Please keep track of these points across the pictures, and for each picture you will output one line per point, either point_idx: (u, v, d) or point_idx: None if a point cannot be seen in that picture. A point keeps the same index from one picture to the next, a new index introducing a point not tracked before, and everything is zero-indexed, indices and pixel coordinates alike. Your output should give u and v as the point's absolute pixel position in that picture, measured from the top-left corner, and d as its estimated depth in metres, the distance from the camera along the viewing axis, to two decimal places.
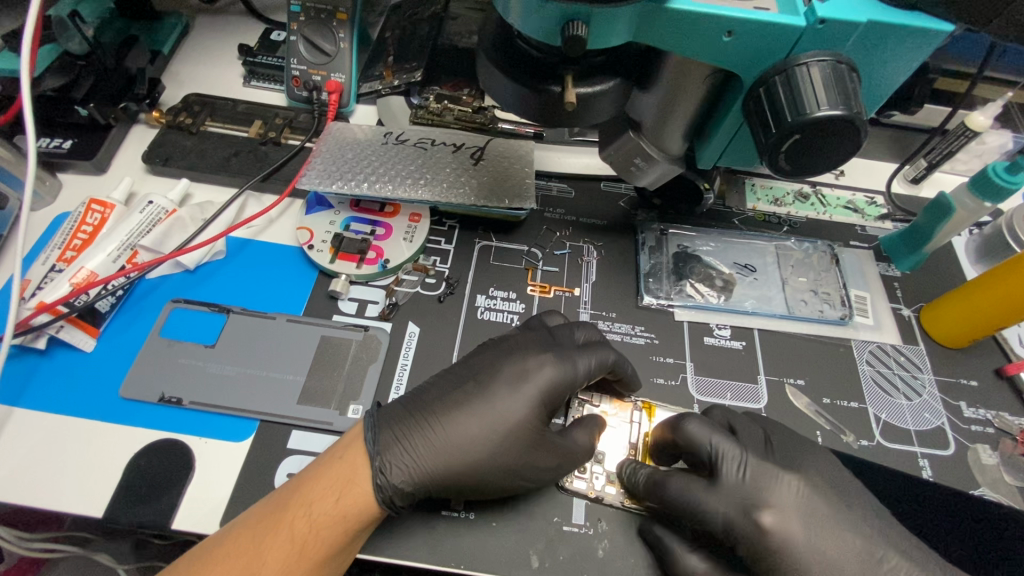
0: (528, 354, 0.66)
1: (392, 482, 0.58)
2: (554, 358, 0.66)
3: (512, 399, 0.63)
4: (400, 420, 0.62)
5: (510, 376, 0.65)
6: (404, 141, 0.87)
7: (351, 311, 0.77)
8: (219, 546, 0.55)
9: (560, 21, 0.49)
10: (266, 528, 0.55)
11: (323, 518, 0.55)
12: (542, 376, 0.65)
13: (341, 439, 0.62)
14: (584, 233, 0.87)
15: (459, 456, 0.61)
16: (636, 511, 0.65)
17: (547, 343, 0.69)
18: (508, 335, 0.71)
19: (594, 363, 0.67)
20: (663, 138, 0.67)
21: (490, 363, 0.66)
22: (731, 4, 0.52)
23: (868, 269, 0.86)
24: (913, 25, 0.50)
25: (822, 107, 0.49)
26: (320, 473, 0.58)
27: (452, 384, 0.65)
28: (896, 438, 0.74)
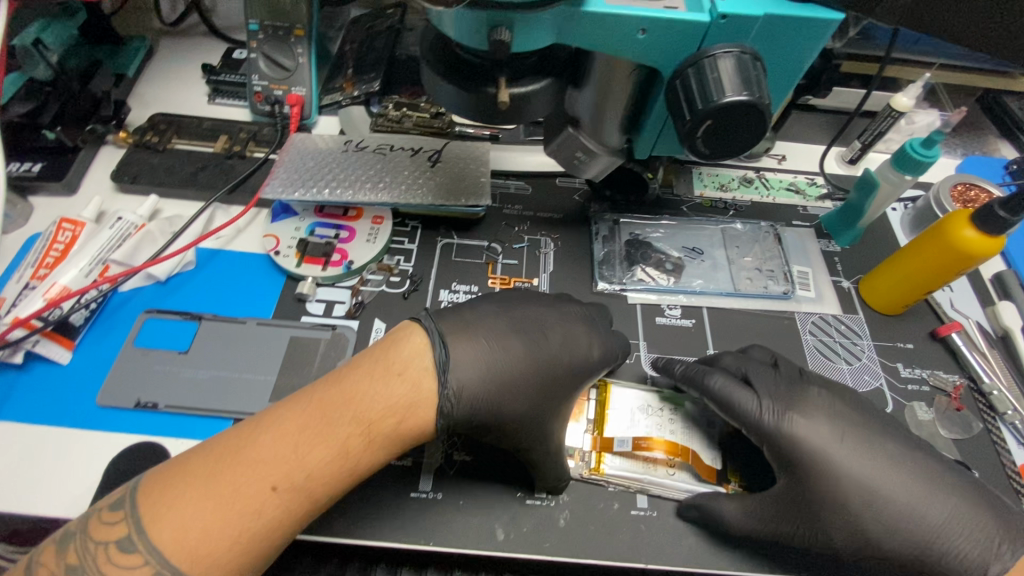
0: (583, 327, 0.71)
1: (456, 408, 0.59)
2: (598, 334, 0.72)
3: (563, 352, 0.67)
4: (472, 341, 0.62)
5: (560, 335, 0.69)
6: (364, 148, 0.91)
7: (318, 312, 0.80)
8: (264, 446, 0.52)
9: (486, 26, 0.53)
10: (315, 439, 0.53)
11: (377, 436, 0.55)
12: (588, 347, 0.69)
13: (396, 351, 0.58)
14: (541, 227, 0.91)
15: (506, 394, 0.62)
16: (597, 482, 0.68)
17: (590, 319, 0.74)
18: (542, 295, 0.74)
19: (623, 347, 0.75)
20: (601, 132, 0.71)
21: (545, 321, 0.69)
22: (643, 5, 0.56)
23: (810, 246, 0.91)
24: (804, 16, 0.56)
25: (728, 94, 0.54)
26: (380, 389, 0.55)
27: (516, 321, 0.67)
28: None
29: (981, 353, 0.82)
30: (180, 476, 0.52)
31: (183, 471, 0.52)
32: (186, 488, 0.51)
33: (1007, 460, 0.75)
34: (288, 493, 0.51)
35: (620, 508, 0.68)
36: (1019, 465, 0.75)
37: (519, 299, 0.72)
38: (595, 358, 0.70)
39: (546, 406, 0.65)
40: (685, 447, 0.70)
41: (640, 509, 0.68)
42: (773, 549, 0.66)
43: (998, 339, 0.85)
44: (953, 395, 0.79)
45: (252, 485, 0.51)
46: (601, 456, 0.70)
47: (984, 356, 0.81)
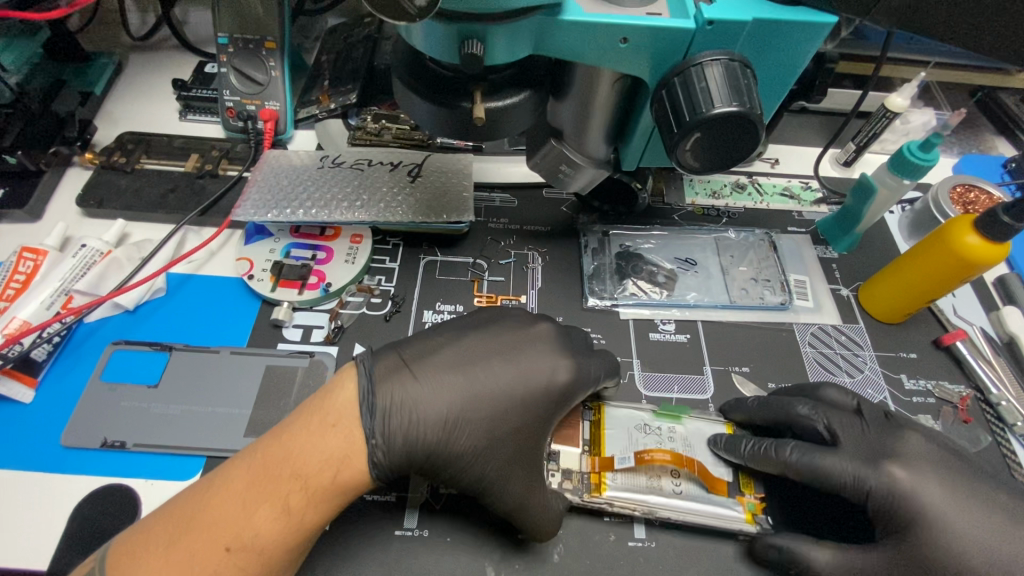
0: (545, 352, 0.65)
1: (389, 456, 0.56)
2: (567, 356, 0.65)
3: (516, 382, 0.62)
4: (405, 381, 0.59)
5: (516, 363, 0.63)
6: (340, 164, 0.87)
7: (296, 338, 0.77)
8: (209, 506, 0.52)
9: (457, 40, 0.50)
10: (259, 498, 0.52)
11: (318, 490, 0.52)
12: (553, 372, 0.63)
13: (331, 400, 0.56)
14: (528, 241, 0.88)
15: (447, 437, 0.58)
16: (598, 504, 0.63)
17: (562, 338, 0.67)
18: (508, 313, 0.69)
19: (604, 368, 0.68)
20: (585, 144, 0.68)
21: (497, 350, 0.64)
22: (624, 12, 0.53)
23: (806, 253, 0.88)
24: (795, 20, 0.52)
25: (717, 105, 0.51)
26: (315, 441, 0.54)
27: (461, 354, 0.62)
28: None
29: (986, 361, 0.79)
30: (137, 541, 0.52)
31: (139, 536, 0.52)
32: (143, 552, 0.51)
33: (1019, 474, 0.72)
34: (237, 556, 0.50)
35: (617, 539, 0.64)
36: None
37: (470, 327, 0.66)
38: (561, 383, 0.63)
39: (505, 442, 0.60)
40: (690, 458, 0.64)
41: (638, 540, 0.64)
42: None
43: (1004, 346, 0.82)
44: (960, 407, 0.76)
45: (200, 549, 0.50)
46: (602, 478, 0.65)
47: (991, 364, 0.78)
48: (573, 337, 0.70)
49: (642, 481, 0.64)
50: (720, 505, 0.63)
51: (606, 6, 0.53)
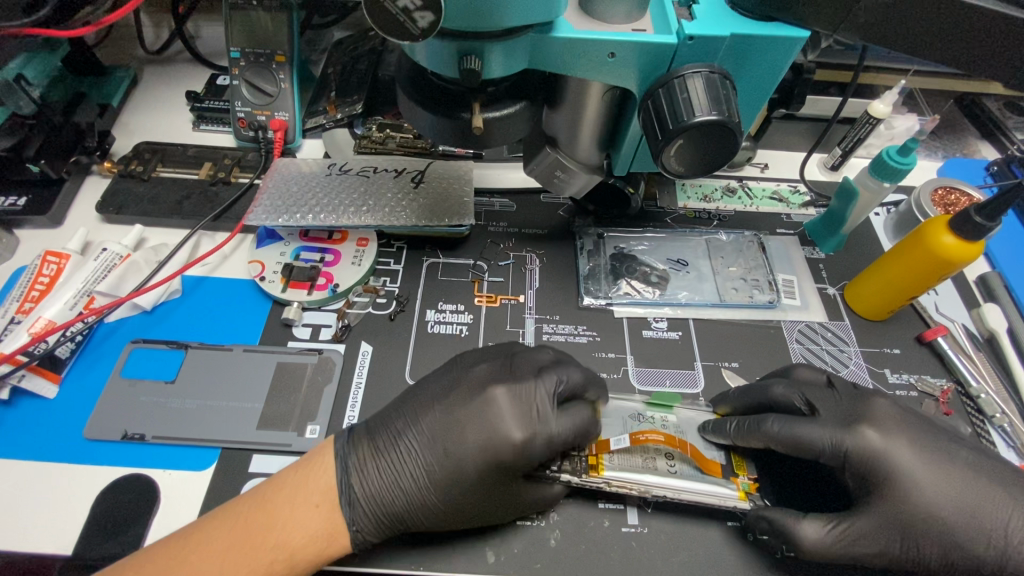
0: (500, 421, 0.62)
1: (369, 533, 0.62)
2: (519, 427, 0.61)
3: (474, 462, 0.61)
4: (370, 473, 0.63)
5: (472, 440, 0.62)
6: (347, 171, 0.91)
7: (305, 336, 0.80)
8: (195, 565, 0.57)
9: (457, 56, 0.54)
10: (244, 562, 0.57)
11: (303, 561, 0.58)
12: (504, 447, 0.61)
13: (316, 478, 0.62)
14: (526, 243, 0.92)
15: (420, 511, 0.63)
16: (597, 483, 0.65)
17: (515, 402, 0.63)
18: (469, 372, 0.67)
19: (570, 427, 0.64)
20: (579, 151, 0.72)
21: (451, 424, 0.63)
22: (612, 28, 0.57)
23: (794, 254, 0.92)
24: (770, 35, 0.56)
25: (698, 113, 0.55)
26: (303, 518, 0.59)
27: (425, 434, 0.64)
28: None
29: (967, 356, 0.82)
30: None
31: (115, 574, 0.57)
32: None
33: None
34: None
35: (610, 525, 0.67)
36: None
37: (428, 398, 0.66)
38: (516, 457, 0.61)
39: (477, 513, 0.63)
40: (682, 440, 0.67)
41: (631, 526, 0.67)
42: (764, 560, 0.66)
43: (985, 342, 0.85)
44: (942, 400, 0.79)
45: None
46: (600, 460, 0.66)
47: (971, 359, 0.81)
48: (538, 393, 0.64)
49: (639, 460, 0.66)
50: (715, 482, 0.65)
51: (595, 23, 0.57)
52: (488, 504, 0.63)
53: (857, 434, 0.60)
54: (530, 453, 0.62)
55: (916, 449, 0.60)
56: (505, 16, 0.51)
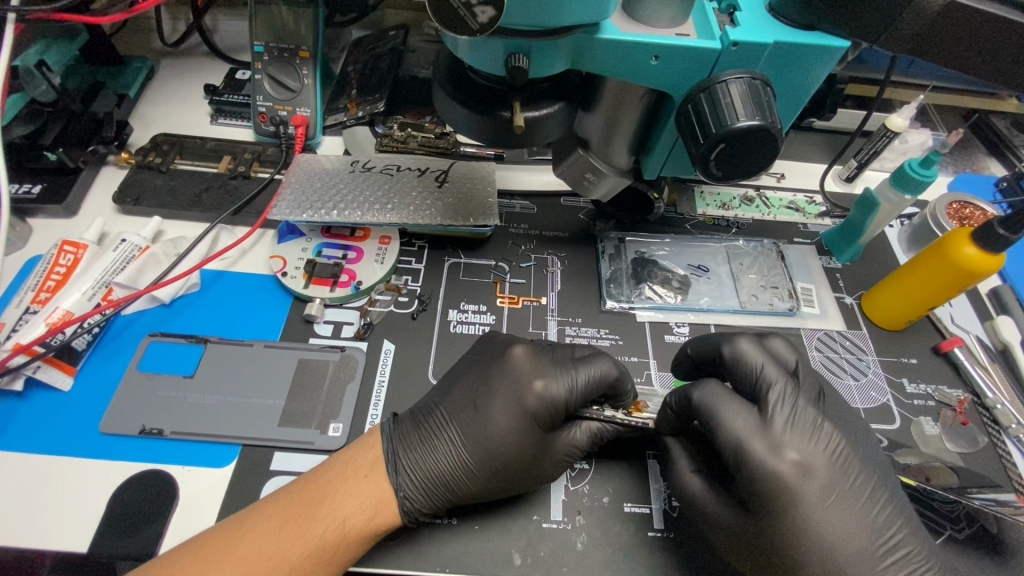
0: (529, 370, 0.64)
1: (418, 502, 0.60)
2: (544, 375, 0.64)
3: (512, 412, 0.64)
4: (414, 444, 0.64)
5: (506, 390, 0.64)
6: (370, 169, 0.90)
7: (327, 333, 0.79)
8: (238, 544, 0.56)
9: (504, 53, 0.54)
10: (296, 535, 0.56)
11: (353, 531, 0.57)
12: (536, 393, 0.63)
13: (358, 456, 0.63)
14: (548, 246, 0.91)
15: (466, 476, 0.62)
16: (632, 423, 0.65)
17: (535, 358, 0.66)
18: (496, 335, 0.71)
19: (596, 374, 0.64)
20: (610, 154, 0.73)
21: (482, 384, 0.65)
22: (656, 32, 0.58)
23: (812, 263, 0.92)
24: (812, 44, 0.57)
25: (741, 118, 0.56)
26: (351, 490, 0.60)
27: (460, 402, 0.65)
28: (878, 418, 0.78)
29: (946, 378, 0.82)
30: (150, 569, 0.55)
31: (154, 565, 0.55)
32: None
33: (1014, 473, 0.75)
34: None
35: (637, 529, 0.66)
36: None
37: (455, 371, 0.69)
38: (550, 401, 0.63)
39: (525, 475, 0.62)
40: None
41: (657, 531, 0.66)
42: None
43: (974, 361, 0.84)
44: (959, 410, 0.79)
45: None
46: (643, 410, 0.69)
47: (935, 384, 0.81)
48: (557, 352, 0.67)
49: None
50: None
51: (639, 27, 0.58)
52: (536, 460, 0.62)
53: (784, 452, 0.57)
54: (561, 402, 0.63)
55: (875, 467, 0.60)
56: (558, 16, 0.51)
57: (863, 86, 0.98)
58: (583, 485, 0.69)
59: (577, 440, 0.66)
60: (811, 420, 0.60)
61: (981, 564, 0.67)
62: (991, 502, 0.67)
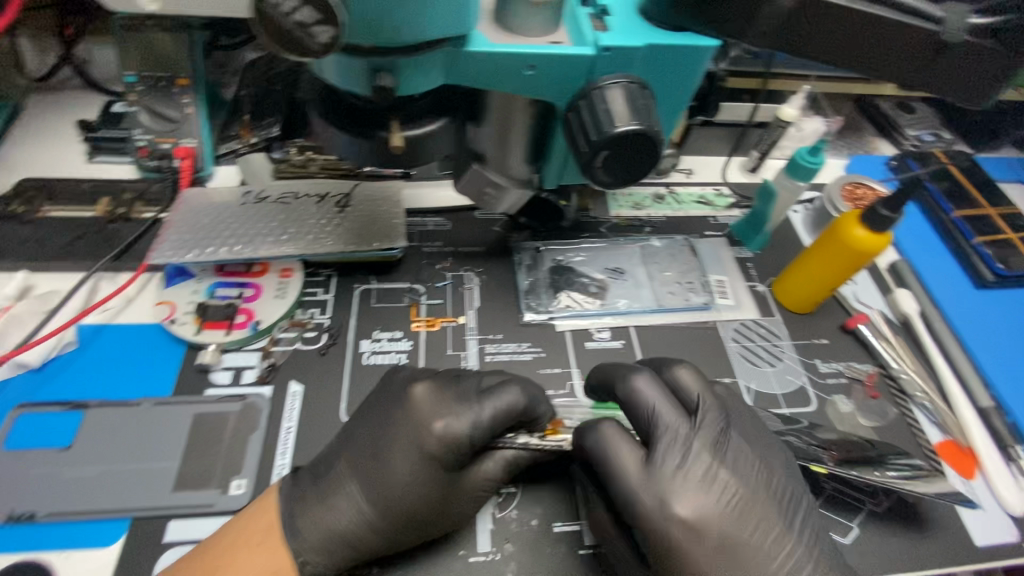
0: (428, 412, 0.59)
1: (320, 563, 0.57)
2: (445, 414, 0.59)
3: (413, 458, 0.59)
4: (311, 503, 0.59)
5: (407, 436, 0.59)
6: (265, 199, 0.85)
7: (225, 381, 0.73)
8: None
9: (367, 72, 0.51)
10: None
11: None
12: (436, 434, 0.58)
13: (250, 524, 0.57)
14: (463, 262, 0.88)
15: (370, 532, 0.58)
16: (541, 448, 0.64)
17: (436, 395, 0.60)
18: (402, 370, 0.66)
19: (503, 406, 0.59)
20: (507, 165, 0.71)
21: (380, 431, 0.60)
22: (528, 41, 0.56)
23: (724, 254, 0.94)
24: (682, 46, 0.57)
25: (619, 124, 0.55)
26: (243, 564, 0.54)
27: (359, 451, 0.60)
28: (796, 403, 0.80)
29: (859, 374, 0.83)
30: None
31: None
32: None
33: (923, 440, 0.78)
34: None
35: (568, 549, 0.64)
36: (935, 443, 0.78)
37: (354, 417, 0.64)
38: (453, 442, 0.58)
39: (435, 522, 0.59)
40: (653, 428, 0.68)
41: (589, 548, 0.64)
42: None
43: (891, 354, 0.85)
44: (868, 384, 0.82)
45: None
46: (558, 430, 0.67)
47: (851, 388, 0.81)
48: (461, 385, 0.62)
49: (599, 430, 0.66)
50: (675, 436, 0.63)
51: (510, 36, 0.56)
52: (444, 505, 0.59)
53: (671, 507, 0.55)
54: (467, 438, 0.58)
55: (770, 497, 0.59)
56: (411, 26, 0.48)
57: (743, 79, 1.01)
58: (510, 510, 0.66)
59: (489, 471, 0.63)
60: (702, 465, 0.58)
61: (898, 534, 0.70)
62: (904, 476, 0.70)
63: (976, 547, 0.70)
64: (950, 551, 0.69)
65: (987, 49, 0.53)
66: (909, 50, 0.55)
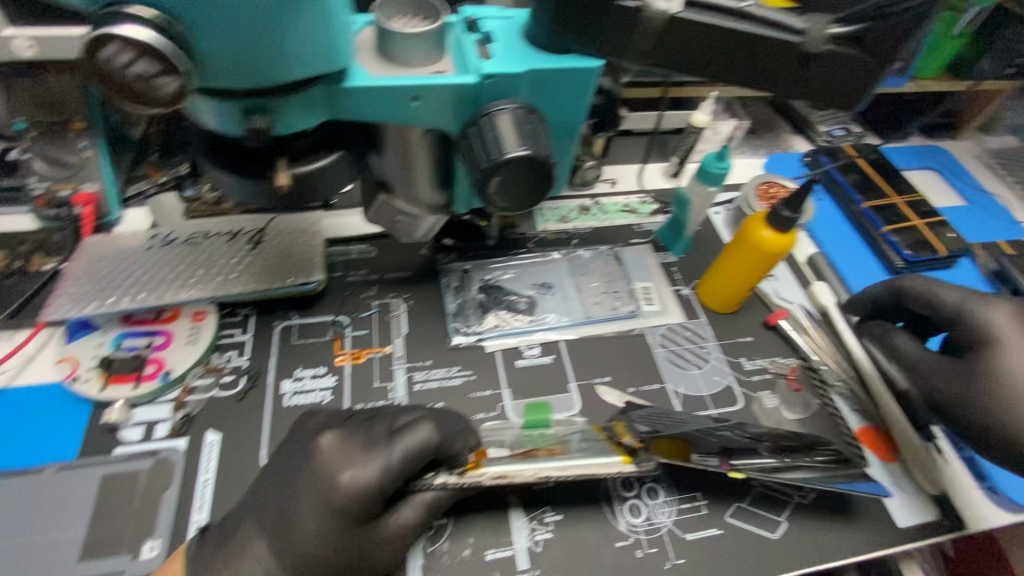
0: (335, 462, 0.58)
1: None
2: (352, 464, 0.58)
3: (319, 514, 0.57)
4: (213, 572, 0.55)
5: (310, 487, 0.58)
6: (172, 241, 0.81)
7: (136, 438, 0.69)
8: None
9: (241, 113, 0.50)
10: None
11: None
12: (342, 486, 0.57)
13: None
14: (390, 288, 0.86)
15: None
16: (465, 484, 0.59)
17: (343, 444, 0.60)
18: (314, 414, 0.66)
19: (415, 444, 0.58)
20: (415, 191, 0.69)
21: (285, 487, 0.59)
22: (411, 72, 0.56)
23: (649, 261, 0.95)
24: (567, 69, 0.57)
25: (504, 151, 0.55)
26: None
27: (264, 511, 0.58)
28: (723, 403, 0.81)
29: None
30: None
31: None
32: None
33: (844, 429, 0.80)
34: None
35: None
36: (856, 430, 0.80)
37: (262, 472, 0.62)
38: (362, 491, 0.57)
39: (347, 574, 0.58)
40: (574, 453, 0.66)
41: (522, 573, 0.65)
42: (654, 572, 0.67)
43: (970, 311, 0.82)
44: (790, 377, 0.84)
45: None
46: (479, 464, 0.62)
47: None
48: (371, 431, 0.62)
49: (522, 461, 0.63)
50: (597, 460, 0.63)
51: (394, 68, 0.56)
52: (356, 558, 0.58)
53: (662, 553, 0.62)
54: (377, 482, 0.58)
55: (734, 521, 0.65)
56: (266, 67, 0.46)
57: (643, 88, 0.98)
58: (442, 543, 0.65)
59: (407, 520, 0.61)
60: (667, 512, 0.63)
61: (826, 524, 0.71)
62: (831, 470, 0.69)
63: (898, 527, 0.72)
64: (880, 542, 0.71)
65: (850, 57, 0.53)
66: (778, 62, 0.55)
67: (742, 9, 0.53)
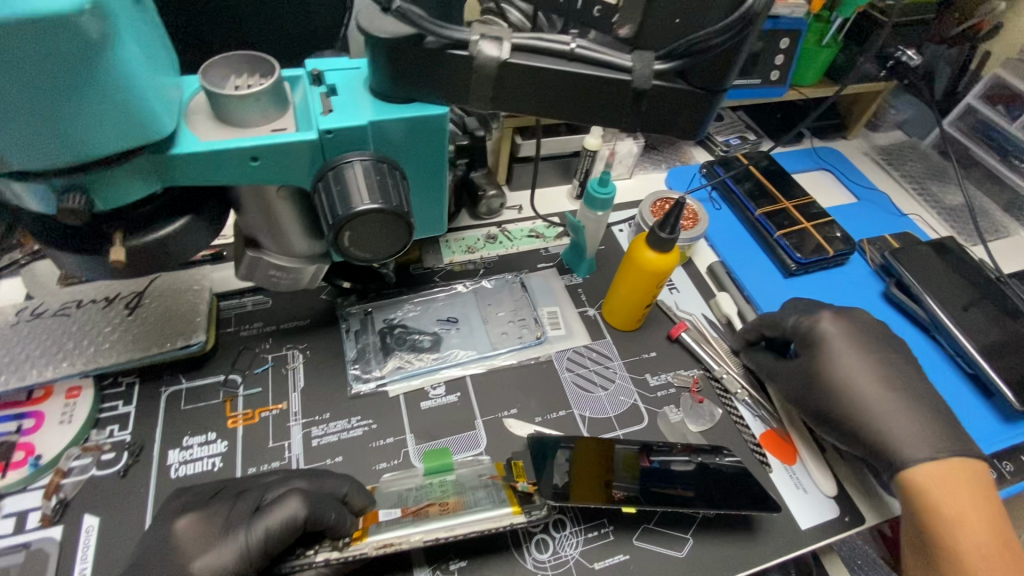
0: (195, 550, 0.55)
1: None
2: (210, 548, 0.55)
3: None
4: None
5: None
6: (41, 313, 0.76)
7: (3, 532, 0.65)
8: None
9: (54, 194, 0.47)
10: None
11: None
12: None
13: None
14: (286, 340, 0.84)
15: None
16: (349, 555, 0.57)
17: (207, 526, 0.57)
18: (191, 488, 0.65)
19: (280, 519, 0.55)
20: (284, 246, 0.67)
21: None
22: (247, 133, 0.55)
23: (555, 285, 0.96)
24: (409, 117, 0.57)
25: (347, 205, 0.54)
26: None
27: None
28: (629, 422, 0.82)
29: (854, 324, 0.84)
30: None
31: None
32: None
33: (747, 436, 0.82)
34: None
35: None
36: (757, 436, 0.82)
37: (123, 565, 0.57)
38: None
39: None
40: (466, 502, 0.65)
41: None
42: None
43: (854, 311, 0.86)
44: (693, 389, 0.86)
45: None
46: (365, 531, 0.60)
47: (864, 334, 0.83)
48: (236, 508, 0.59)
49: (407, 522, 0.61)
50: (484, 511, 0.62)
51: (230, 131, 0.55)
52: None
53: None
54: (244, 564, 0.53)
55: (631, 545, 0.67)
56: (61, 148, 0.44)
57: (520, 117, 0.94)
58: None
59: None
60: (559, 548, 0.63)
61: (729, 539, 0.72)
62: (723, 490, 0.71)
63: (800, 531, 0.74)
64: (782, 552, 0.72)
65: (679, 91, 0.57)
66: (614, 98, 0.57)
67: (572, 51, 0.55)
